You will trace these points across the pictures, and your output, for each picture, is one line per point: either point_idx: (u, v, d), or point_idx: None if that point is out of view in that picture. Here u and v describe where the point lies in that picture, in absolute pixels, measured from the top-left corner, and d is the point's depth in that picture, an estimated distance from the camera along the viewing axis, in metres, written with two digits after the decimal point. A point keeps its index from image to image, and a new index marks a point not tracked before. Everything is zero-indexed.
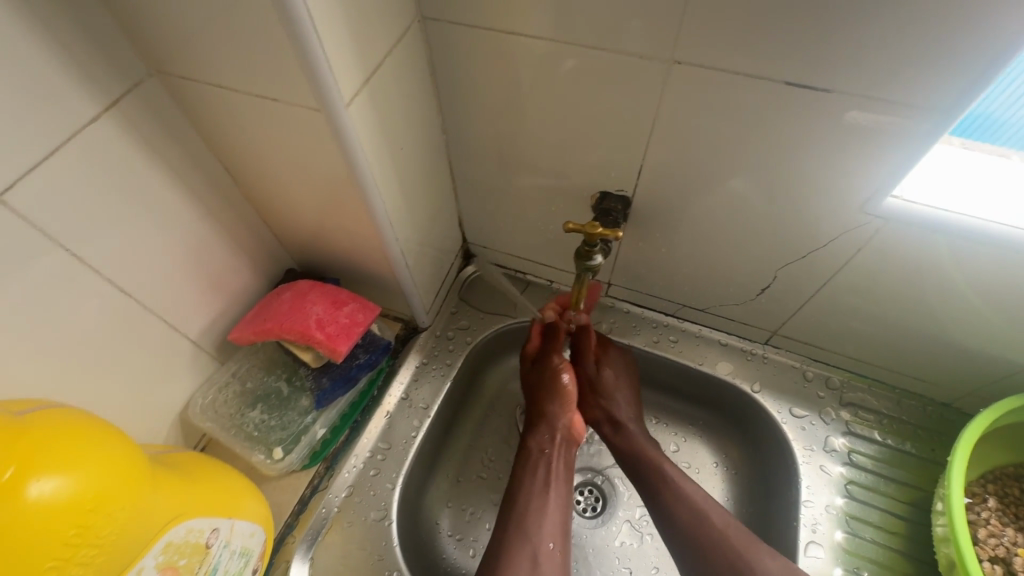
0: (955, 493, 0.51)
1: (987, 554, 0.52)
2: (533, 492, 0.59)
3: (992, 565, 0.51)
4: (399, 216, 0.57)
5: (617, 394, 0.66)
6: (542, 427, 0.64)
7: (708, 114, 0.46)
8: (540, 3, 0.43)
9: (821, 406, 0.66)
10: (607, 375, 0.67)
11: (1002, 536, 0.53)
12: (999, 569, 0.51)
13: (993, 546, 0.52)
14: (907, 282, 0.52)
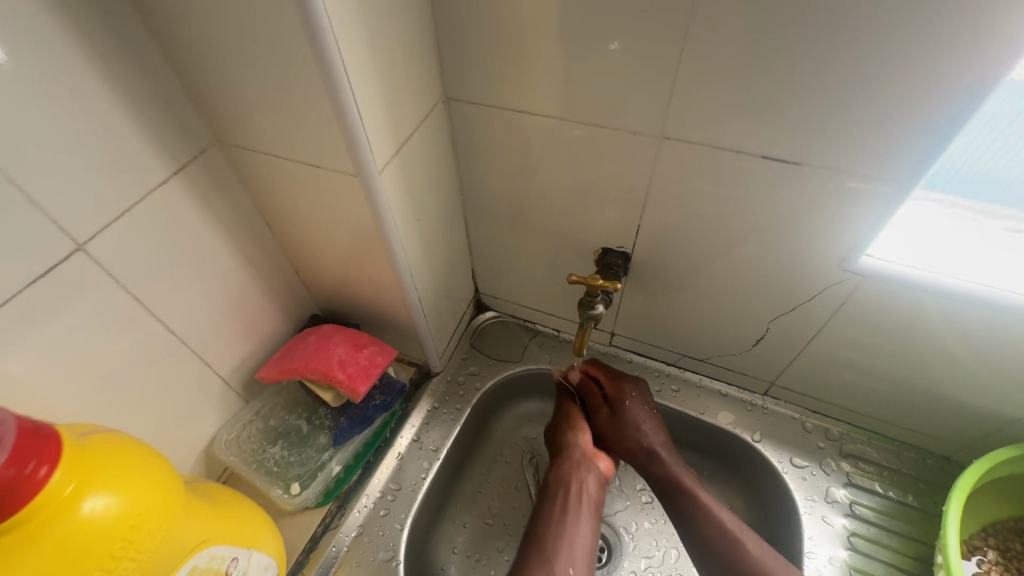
0: (950, 544, 0.52)
1: None
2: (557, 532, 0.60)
3: None
4: (419, 268, 0.62)
5: (643, 423, 0.67)
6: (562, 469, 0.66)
7: (698, 179, 0.52)
8: (546, 87, 0.51)
9: (821, 456, 0.68)
10: (630, 408, 0.68)
11: None
12: None
13: None
14: (891, 336, 0.56)
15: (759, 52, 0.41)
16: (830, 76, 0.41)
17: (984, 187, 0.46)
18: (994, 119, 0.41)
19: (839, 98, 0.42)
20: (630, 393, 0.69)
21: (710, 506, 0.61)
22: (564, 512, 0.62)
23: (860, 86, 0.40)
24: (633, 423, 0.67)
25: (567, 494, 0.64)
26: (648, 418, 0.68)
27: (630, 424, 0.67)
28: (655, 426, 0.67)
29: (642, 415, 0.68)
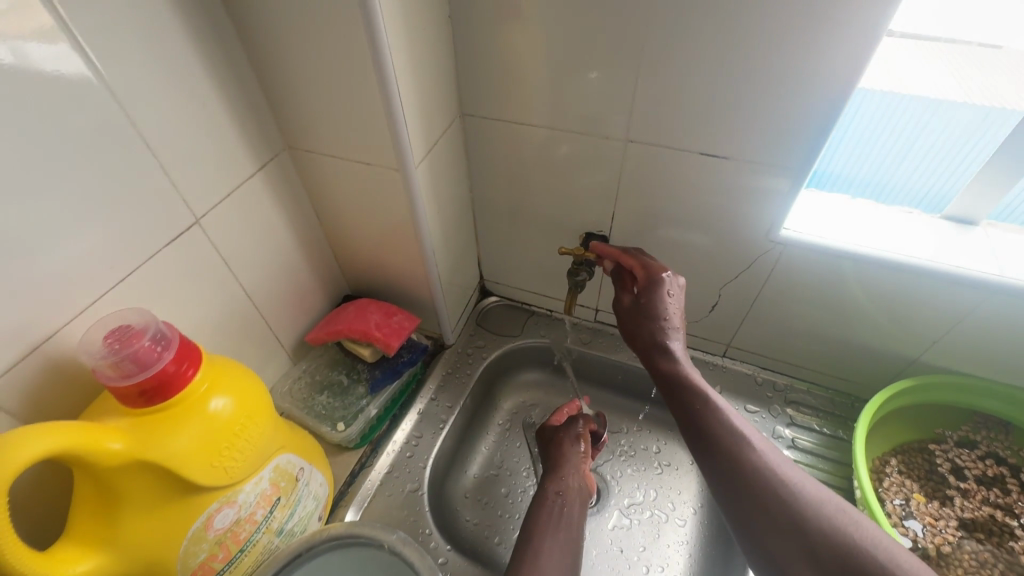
0: (858, 450, 0.65)
1: (891, 497, 0.66)
2: (550, 523, 0.62)
3: (893, 505, 0.65)
4: (440, 249, 0.76)
5: (666, 313, 0.61)
6: (558, 475, 0.71)
7: (658, 173, 0.67)
8: (541, 104, 0.67)
9: (770, 403, 0.82)
10: (659, 294, 0.62)
11: (902, 486, 0.67)
12: (899, 508, 0.65)
13: (895, 491, 0.66)
14: (814, 296, 0.71)
15: (694, 77, 0.57)
16: (745, 92, 0.57)
17: (861, 168, 0.65)
18: (878, 109, 0.59)
19: (753, 109, 0.58)
20: (665, 276, 0.63)
21: (717, 406, 0.55)
22: (553, 512, 0.64)
23: (766, 100, 0.56)
24: (655, 307, 0.62)
25: (560, 499, 0.67)
26: (677, 310, 0.62)
27: (651, 311, 0.62)
28: (679, 317, 0.62)
29: (671, 302, 0.62)
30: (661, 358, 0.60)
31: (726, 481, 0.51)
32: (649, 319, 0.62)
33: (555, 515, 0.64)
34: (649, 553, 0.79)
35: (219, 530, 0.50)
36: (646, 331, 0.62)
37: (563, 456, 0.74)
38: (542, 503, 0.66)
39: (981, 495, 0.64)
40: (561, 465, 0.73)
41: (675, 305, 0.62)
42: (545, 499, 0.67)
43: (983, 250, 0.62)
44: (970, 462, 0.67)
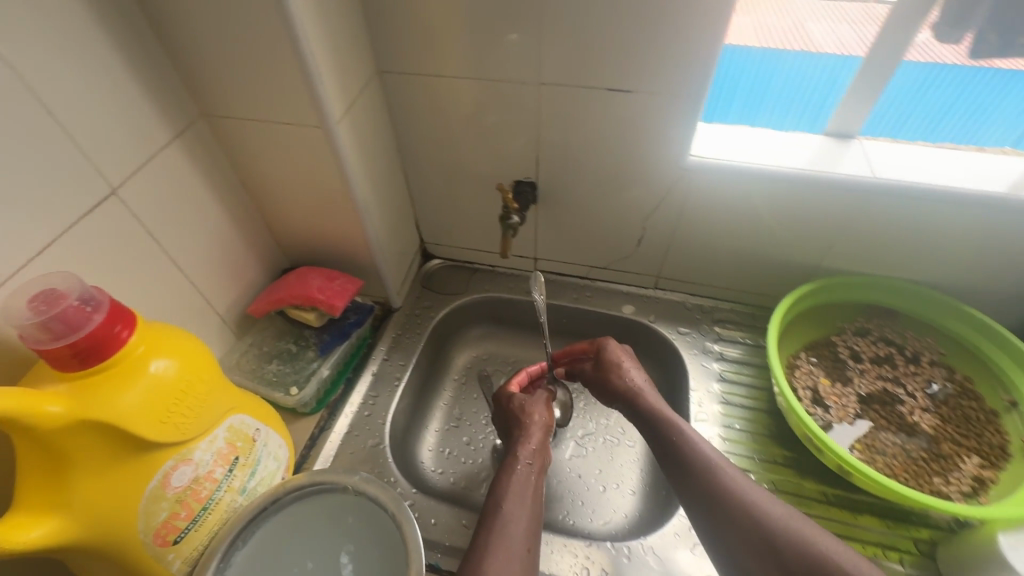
0: (771, 346, 0.73)
1: (802, 384, 0.74)
2: (515, 498, 0.60)
3: (804, 391, 0.73)
4: (374, 210, 0.77)
5: (618, 363, 0.73)
6: (524, 436, 0.69)
7: (573, 113, 0.71)
8: (455, 54, 0.68)
9: (700, 324, 0.89)
10: (607, 351, 0.75)
11: (811, 374, 0.75)
12: (809, 393, 0.73)
13: (806, 378, 0.75)
14: (725, 218, 0.77)
15: (594, 14, 0.61)
16: (641, 26, 0.61)
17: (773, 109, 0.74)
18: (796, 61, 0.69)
19: (650, 42, 0.62)
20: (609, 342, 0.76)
21: (695, 446, 0.61)
22: (517, 481, 0.62)
23: (660, 32, 0.61)
24: (608, 359, 0.74)
25: (527, 467, 0.65)
26: (627, 359, 0.74)
27: (607, 362, 0.74)
28: (638, 367, 0.73)
29: (619, 353, 0.74)
30: (634, 395, 0.69)
31: (693, 496, 0.58)
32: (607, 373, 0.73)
33: (523, 487, 0.62)
34: (605, 475, 0.85)
35: (178, 488, 0.51)
36: (613, 375, 0.72)
37: (526, 416, 0.72)
38: (508, 472, 0.64)
39: (874, 373, 0.74)
40: (525, 425, 0.71)
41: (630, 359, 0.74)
42: (512, 469, 0.64)
43: (859, 158, 0.70)
44: (864, 346, 0.77)
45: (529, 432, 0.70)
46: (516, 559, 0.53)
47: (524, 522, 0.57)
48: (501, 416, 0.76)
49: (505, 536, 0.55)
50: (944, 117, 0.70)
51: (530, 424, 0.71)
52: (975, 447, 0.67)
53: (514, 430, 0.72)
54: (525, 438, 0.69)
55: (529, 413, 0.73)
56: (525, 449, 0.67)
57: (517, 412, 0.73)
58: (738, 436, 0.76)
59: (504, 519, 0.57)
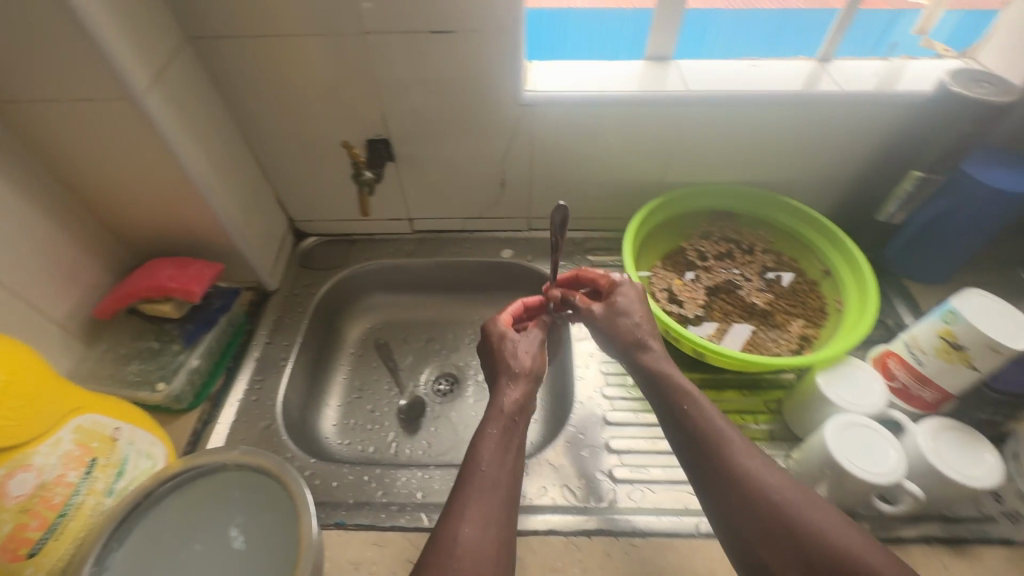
0: (626, 257, 0.78)
1: (659, 288, 0.81)
2: (494, 459, 0.53)
3: (661, 293, 0.81)
4: (220, 187, 0.74)
5: (632, 313, 0.65)
6: (510, 385, 0.60)
7: (404, 61, 0.72)
8: (267, 11, 0.66)
9: (574, 256, 0.94)
10: (621, 297, 0.67)
11: (666, 278, 0.83)
12: (665, 293, 0.80)
13: (662, 282, 0.82)
14: (572, 149, 0.82)
15: None
16: None
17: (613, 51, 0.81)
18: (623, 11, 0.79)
19: None
20: (624, 284, 0.68)
21: (734, 442, 0.54)
22: (496, 439, 0.55)
23: None
24: (623, 304, 0.66)
25: (512, 421, 0.57)
26: (640, 307, 0.67)
27: (620, 307, 0.66)
28: (645, 317, 0.66)
29: (631, 300, 0.67)
30: (641, 352, 0.63)
31: (702, 474, 0.55)
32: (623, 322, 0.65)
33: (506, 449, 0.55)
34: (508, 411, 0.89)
35: (22, 497, 0.47)
36: (616, 325, 0.65)
37: (513, 357, 0.63)
38: (490, 427, 0.56)
39: (717, 267, 0.83)
40: (512, 369, 0.62)
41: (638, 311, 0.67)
42: (492, 423, 0.57)
43: (674, 76, 0.78)
44: (708, 247, 0.86)
45: (519, 377, 0.61)
46: (492, 527, 0.48)
47: (503, 487, 0.51)
48: (487, 357, 0.67)
49: (478, 499, 0.49)
50: (764, 42, 0.81)
51: (519, 367, 0.62)
52: (802, 312, 0.78)
53: (499, 373, 0.63)
54: (513, 389, 0.60)
55: (519, 356, 0.63)
56: (507, 403, 0.59)
57: (506, 354, 0.64)
58: None
59: (482, 481, 0.51)
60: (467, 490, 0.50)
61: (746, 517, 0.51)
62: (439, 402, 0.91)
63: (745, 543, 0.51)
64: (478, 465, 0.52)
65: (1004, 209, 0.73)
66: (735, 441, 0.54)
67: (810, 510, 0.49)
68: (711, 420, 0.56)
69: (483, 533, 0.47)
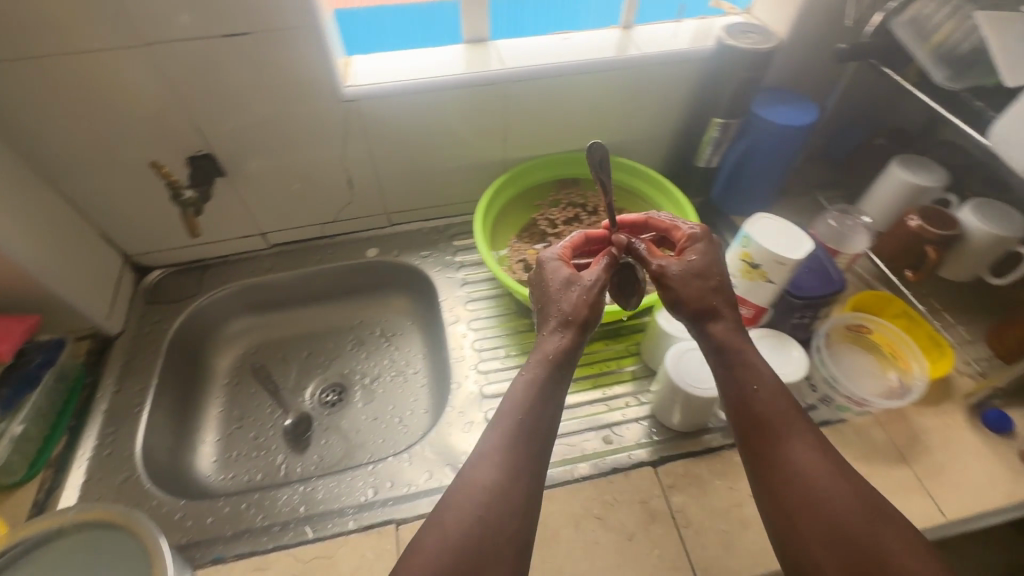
0: (478, 234, 0.81)
1: (516, 261, 0.85)
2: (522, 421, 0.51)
3: (518, 266, 0.84)
4: (17, 230, 0.67)
5: (710, 274, 0.57)
6: (553, 330, 0.57)
7: (204, 69, 0.69)
8: (27, 31, 0.60)
9: (440, 244, 0.96)
10: (696, 256, 0.59)
11: (522, 250, 0.86)
12: (522, 265, 0.84)
13: (518, 254, 0.86)
14: (410, 139, 0.83)
15: None
16: None
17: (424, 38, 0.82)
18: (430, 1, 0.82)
19: None
20: (704, 241, 0.60)
21: (810, 445, 0.50)
22: (525, 387, 0.53)
23: None
24: (697, 263, 0.58)
25: (543, 370, 0.54)
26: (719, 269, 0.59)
27: (694, 266, 0.58)
28: (723, 278, 0.58)
29: (707, 260, 0.59)
30: (714, 322, 0.56)
31: (764, 462, 0.51)
32: (700, 283, 0.57)
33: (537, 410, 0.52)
34: (399, 408, 0.89)
35: None
36: (685, 281, 0.57)
37: (563, 296, 0.58)
38: (524, 375, 0.54)
39: (566, 232, 0.88)
40: (555, 308, 0.58)
41: (710, 274, 0.58)
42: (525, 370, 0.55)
43: (491, 56, 0.80)
44: (557, 214, 0.91)
45: (562, 321, 0.57)
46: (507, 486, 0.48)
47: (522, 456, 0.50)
48: (536, 287, 0.62)
49: (498, 463, 0.49)
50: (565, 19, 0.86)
51: (564, 312, 0.57)
52: None
53: (544, 307, 0.60)
54: (558, 336, 0.56)
55: (570, 298, 0.58)
56: (549, 349, 0.56)
57: (553, 294, 0.59)
58: (487, 324, 0.85)
59: (507, 442, 0.50)
60: (501, 442, 0.50)
61: (810, 508, 0.47)
62: (327, 413, 0.89)
63: (793, 528, 0.47)
64: (505, 421, 0.52)
65: (789, 141, 0.83)
66: (806, 432, 0.51)
67: (881, 523, 0.46)
68: (790, 405, 0.52)
69: (501, 494, 0.48)
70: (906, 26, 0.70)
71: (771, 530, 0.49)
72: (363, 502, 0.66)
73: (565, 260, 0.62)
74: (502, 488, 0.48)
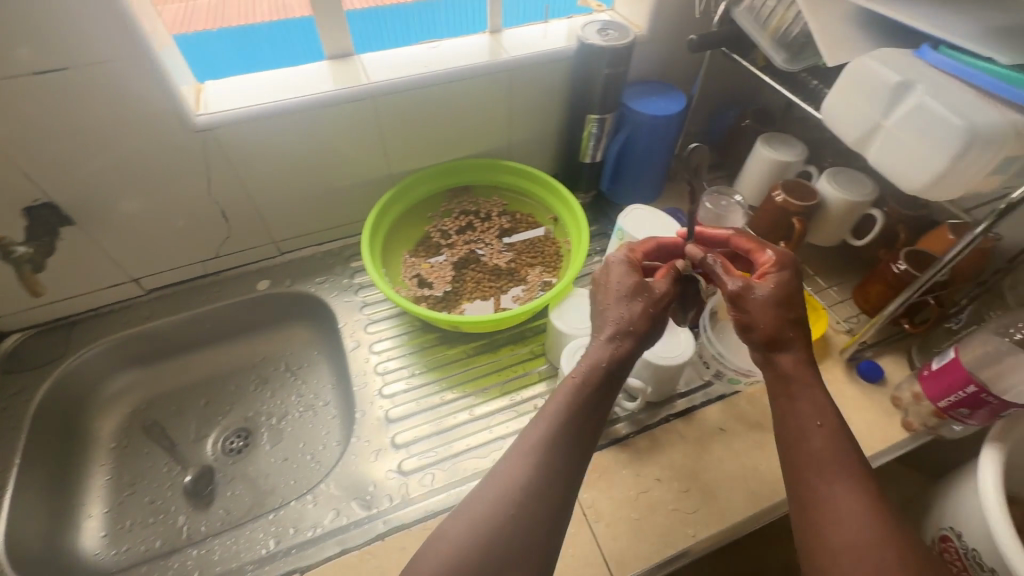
0: (366, 255, 0.78)
1: (410, 277, 0.84)
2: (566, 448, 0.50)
3: (412, 283, 0.83)
4: None
5: (780, 307, 0.56)
6: (608, 343, 0.55)
7: (23, 111, 0.62)
8: None
9: (335, 267, 0.92)
10: (771, 286, 0.56)
11: (415, 265, 0.85)
12: (416, 281, 0.83)
13: (411, 270, 0.84)
14: (283, 164, 0.80)
15: None
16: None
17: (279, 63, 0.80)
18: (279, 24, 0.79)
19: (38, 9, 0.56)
20: (788, 276, 0.57)
21: (861, 482, 0.50)
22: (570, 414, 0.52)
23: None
24: (774, 299, 0.56)
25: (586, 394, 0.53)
26: (795, 308, 0.56)
27: (772, 300, 0.56)
28: (795, 318, 0.56)
29: (786, 302, 0.56)
30: (782, 353, 0.56)
31: (809, 487, 0.51)
32: (771, 308, 0.56)
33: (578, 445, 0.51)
34: (310, 444, 0.85)
35: None
36: (761, 307, 0.56)
37: (625, 309, 0.56)
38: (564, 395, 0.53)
39: (460, 242, 0.88)
40: (616, 323, 0.56)
41: (789, 305, 0.56)
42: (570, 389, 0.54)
43: (357, 70, 0.78)
44: (450, 224, 0.90)
45: (618, 334, 0.55)
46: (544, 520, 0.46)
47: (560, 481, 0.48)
48: (600, 288, 0.60)
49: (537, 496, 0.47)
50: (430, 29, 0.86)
51: (621, 323, 0.56)
52: (541, 260, 0.86)
53: (602, 312, 0.58)
54: (611, 355, 0.55)
55: (632, 314, 0.56)
56: (599, 362, 0.55)
57: (616, 304, 0.57)
58: (391, 344, 0.83)
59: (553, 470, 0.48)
60: (544, 440, 0.50)
61: (854, 551, 0.47)
62: (232, 462, 0.83)
63: (829, 556, 0.48)
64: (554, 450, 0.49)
65: (663, 131, 0.87)
66: (858, 470, 0.51)
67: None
68: (846, 452, 0.51)
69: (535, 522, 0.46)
70: (745, 14, 0.75)
71: (805, 551, 0.50)
72: (264, 555, 0.63)
73: (635, 266, 0.60)
74: (534, 488, 0.47)
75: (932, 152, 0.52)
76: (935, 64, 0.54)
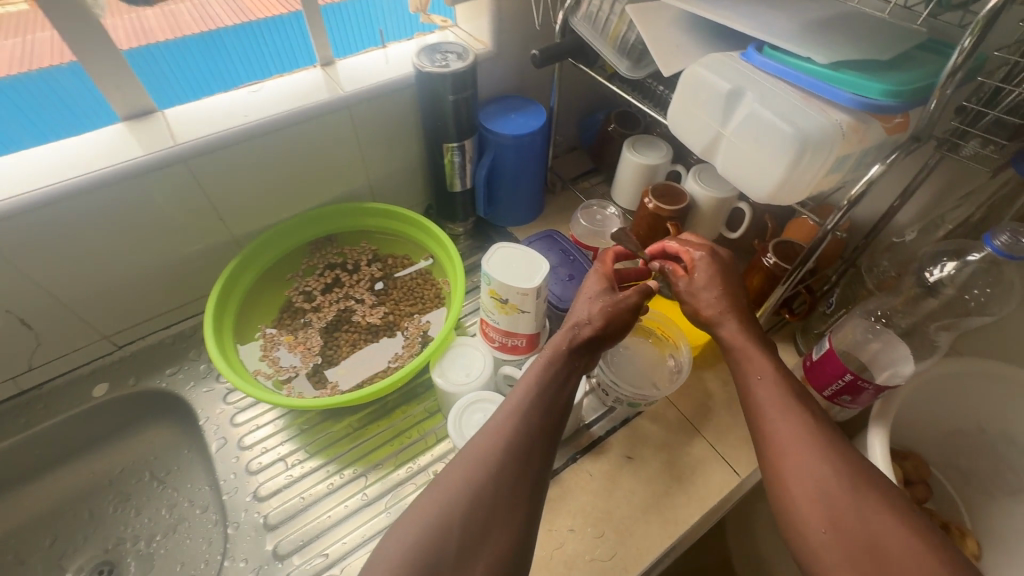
0: (211, 344, 0.67)
1: (270, 356, 0.74)
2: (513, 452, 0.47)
3: (270, 366, 0.72)
4: None
5: (715, 285, 0.59)
6: (566, 337, 0.56)
7: None
8: None
9: (189, 352, 0.80)
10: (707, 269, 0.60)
11: (275, 339, 0.75)
12: (272, 364, 0.73)
13: (269, 347, 0.75)
14: (87, 251, 0.67)
15: None
16: None
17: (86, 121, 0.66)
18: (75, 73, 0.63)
19: None
20: (720, 257, 0.61)
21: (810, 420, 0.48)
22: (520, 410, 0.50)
23: None
24: (711, 279, 0.59)
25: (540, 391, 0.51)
26: (732, 285, 0.60)
27: (710, 280, 0.59)
28: (733, 294, 0.59)
29: (723, 281, 0.59)
30: (718, 326, 0.57)
31: (762, 438, 0.49)
32: (708, 287, 0.59)
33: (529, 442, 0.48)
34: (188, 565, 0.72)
35: None
36: (698, 287, 0.60)
37: (581, 307, 0.58)
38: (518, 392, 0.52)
39: (327, 303, 0.79)
40: (574, 320, 0.57)
41: (724, 283, 0.60)
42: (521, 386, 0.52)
43: (162, 129, 0.66)
44: (314, 283, 0.81)
45: (574, 329, 0.56)
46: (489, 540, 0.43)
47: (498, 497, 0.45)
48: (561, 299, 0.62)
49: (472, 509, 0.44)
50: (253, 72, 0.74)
51: (577, 320, 0.57)
52: (421, 306, 0.79)
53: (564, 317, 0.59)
54: (569, 352, 0.55)
55: (589, 310, 0.58)
56: (555, 355, 0.54)
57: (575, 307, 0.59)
58: (263, 432, 0.73)
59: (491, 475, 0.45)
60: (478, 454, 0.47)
61: (815, 489, 0.44)
62: None
63: (791, 505, 0.45)
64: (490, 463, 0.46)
65: (529, 148, 0.82)
66: (807, 410, 0.49)
67: (889, 517, 0.42)
68: (794, 397, 0.50)
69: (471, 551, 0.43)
70: (584, 22, 0.71)
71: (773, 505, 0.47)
72: None
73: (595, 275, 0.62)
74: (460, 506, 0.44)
75: (772, 160, 0.51)
76: (760, 66, 0.53)
